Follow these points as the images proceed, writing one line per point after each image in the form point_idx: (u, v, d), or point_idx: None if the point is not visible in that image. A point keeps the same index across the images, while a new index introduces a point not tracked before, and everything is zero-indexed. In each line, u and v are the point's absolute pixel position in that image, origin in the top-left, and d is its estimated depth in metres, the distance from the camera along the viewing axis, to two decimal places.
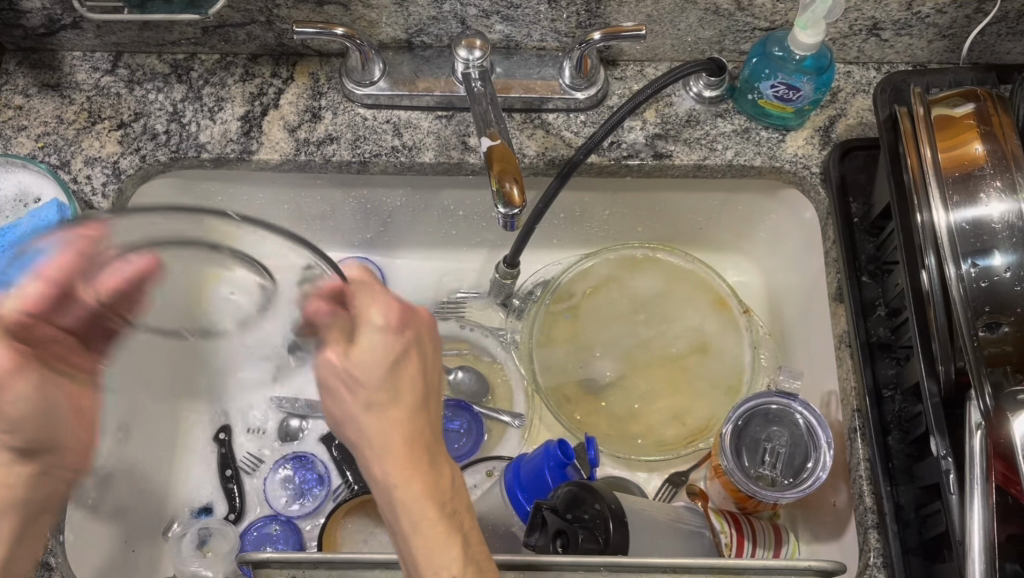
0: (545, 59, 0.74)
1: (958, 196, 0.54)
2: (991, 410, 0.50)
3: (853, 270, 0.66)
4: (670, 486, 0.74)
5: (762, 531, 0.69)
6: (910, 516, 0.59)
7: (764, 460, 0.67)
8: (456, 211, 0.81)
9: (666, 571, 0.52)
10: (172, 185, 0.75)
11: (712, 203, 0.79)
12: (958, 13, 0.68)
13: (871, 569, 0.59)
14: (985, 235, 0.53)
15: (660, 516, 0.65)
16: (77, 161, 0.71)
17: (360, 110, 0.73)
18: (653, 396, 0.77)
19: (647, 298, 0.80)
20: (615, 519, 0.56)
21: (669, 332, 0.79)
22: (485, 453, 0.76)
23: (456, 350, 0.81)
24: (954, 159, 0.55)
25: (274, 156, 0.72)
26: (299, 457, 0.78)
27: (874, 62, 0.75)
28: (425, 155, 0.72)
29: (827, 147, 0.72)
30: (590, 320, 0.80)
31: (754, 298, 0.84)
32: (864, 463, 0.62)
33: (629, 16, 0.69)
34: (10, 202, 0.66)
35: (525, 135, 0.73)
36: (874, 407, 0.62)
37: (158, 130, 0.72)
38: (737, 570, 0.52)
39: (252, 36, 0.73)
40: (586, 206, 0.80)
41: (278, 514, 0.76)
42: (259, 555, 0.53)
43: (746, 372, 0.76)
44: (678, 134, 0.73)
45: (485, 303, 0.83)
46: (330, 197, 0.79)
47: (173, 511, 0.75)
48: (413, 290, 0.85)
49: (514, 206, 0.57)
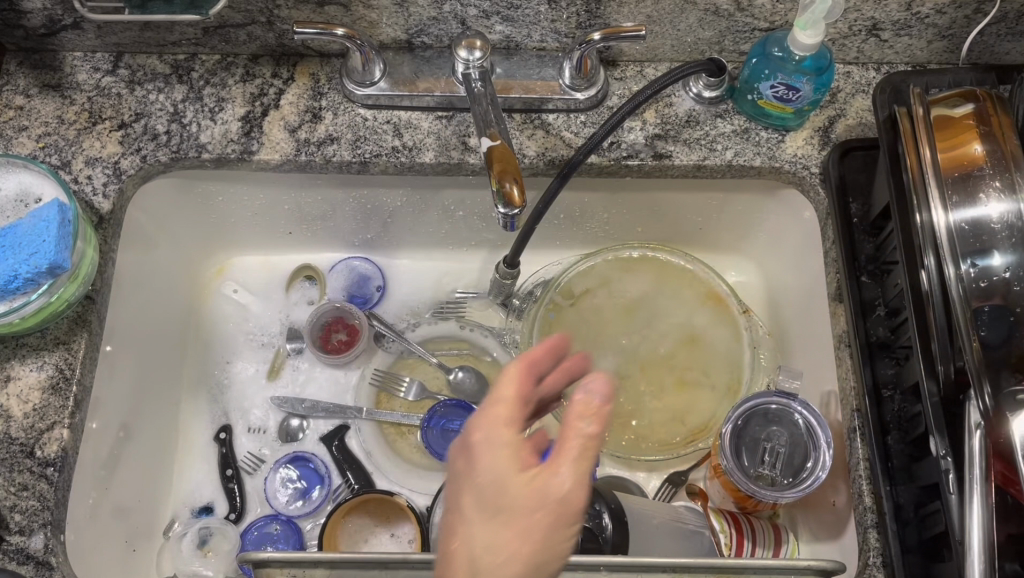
0: (546, 59, 0.74)
1: (958, 196, 0.54)
2: (991, 410, 0.50)
3: (853, 270, 0.67)
4: (670, 486, 0.75)
5: (762, 532, 0.69)
6: (909, 516, 0.59)
7: (764, 460, 0.67)
8: (457, 211, 0.82)
9: (667, 571, 0.51)
10: (173, 185, 0.75)
11: (712, 203, 0.80)
12: (958, 13, 0.68)
13: (871, 568, 0.59)
14: (985, 236, 0.52)
15: (661, 516, 0.67)
16: (78, 161, 0.71)
17: (361, 111, 0.74)
18: (654, 396, 0.77)
19: (637, 303, 0.80)
20: (615, 518, 0.55)
21: (657, 330, 0.79)
22: None
23: (456, 350, 0.84)
24: (954, 159, 0.55)
25: (274, 156, 0.72)
26: (300, 457, 0.79)
27: (874, 62, 0.76)
28: (425, 155, 0.72)
29: (827, 147, 0.72)
30: (580, 327, 0.79)
31: (753, 297, 0.85)
32: (863, 463, 0.62)
33: (629, 17, 0.70)
34: (10, 202, 0.65)
35: (525, 135, 0.73)
36: (874, 407, 0.62)
37: (158, 130, 0.73)
38: (738, 570, 0.52)
39: (252, 36, 0.74)
40: (585, 206, 0.81)
41: (278, 513, 0.76)
42: (259, 555, 0.52)
43: (746, 371, 0.76)
44: (678, 134, 0.73)
45: (484, 303, 0.85)
46: (331, 198, 0.80)
47: (174, 511, 0.76)
48: (414, 290, 0.87)
49: (514, 206, 0.57)
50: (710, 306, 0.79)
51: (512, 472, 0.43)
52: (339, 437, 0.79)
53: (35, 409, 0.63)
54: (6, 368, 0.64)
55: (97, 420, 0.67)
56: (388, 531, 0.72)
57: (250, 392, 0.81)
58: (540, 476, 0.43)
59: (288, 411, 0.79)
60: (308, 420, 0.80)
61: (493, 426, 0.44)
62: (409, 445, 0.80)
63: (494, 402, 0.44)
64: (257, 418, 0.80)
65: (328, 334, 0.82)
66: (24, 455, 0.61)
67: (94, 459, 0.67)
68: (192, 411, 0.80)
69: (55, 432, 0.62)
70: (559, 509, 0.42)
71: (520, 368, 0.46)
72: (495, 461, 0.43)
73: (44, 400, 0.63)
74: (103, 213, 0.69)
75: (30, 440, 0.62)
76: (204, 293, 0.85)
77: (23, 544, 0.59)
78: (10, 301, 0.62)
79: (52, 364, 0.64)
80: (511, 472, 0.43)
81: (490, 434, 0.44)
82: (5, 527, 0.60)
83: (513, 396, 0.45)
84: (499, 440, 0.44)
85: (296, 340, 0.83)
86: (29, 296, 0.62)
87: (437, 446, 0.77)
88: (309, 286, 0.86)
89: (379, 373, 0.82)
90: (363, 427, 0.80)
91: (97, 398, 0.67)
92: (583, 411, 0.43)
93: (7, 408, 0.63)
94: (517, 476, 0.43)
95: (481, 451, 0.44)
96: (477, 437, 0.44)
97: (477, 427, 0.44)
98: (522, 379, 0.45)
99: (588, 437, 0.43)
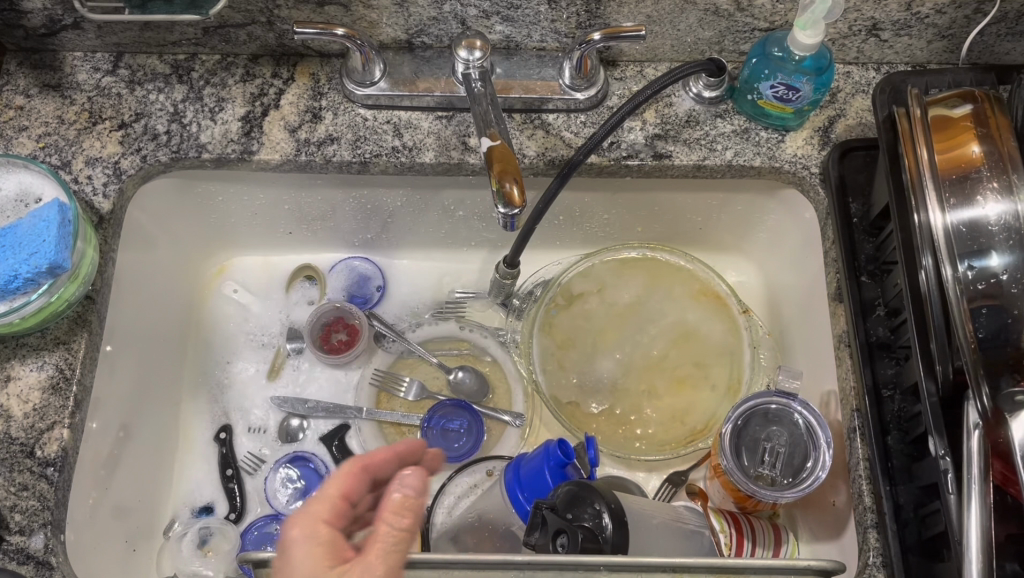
0: (546, 59, 0.75)
1: (955, 198, 0.53)
2: (989, 411, 0.50)
3: (853, 270, 0.67)
4: (670, 486, 0.75)
5: (762, 532, 0.69)
6: (909, 516, 0.59)
7: (764, 460, 0.67)
8: (457, 211, 0.82)
9: (667, 572, 0.49)
10: (173, 185, 0.75)
11: (711, 203, 0.80)
12: (958, 13, 0.68)
13: (871, 568, 0.59)
14: (982, 238, 0.52)
15: (661, 516, 0.65)
16: (78, 161, 0.71)
17: (361, 111, 0.74)
18: (654, 395, 0.77)
19: (636, 305, 0.80)
20: (615, 519, 0.54)
21: (656, 331, 0.79)
22: (486, 451, 0.79)
23: (457, 350, 0.84)
24: (952, 160, 0.54)
25: (274, 156, 0.72)
26: (301, 458, 0.79)
27: (874, 62, 0.76)
28: (425, 155, 0.72)
29: (827, 147, 0.72)
30: (579, 329, 0.79)
31: (753, 297, 0.86)
32: (863, 463, 0.62)
33: (629, 17, 0.70)
34: (10, 202, 0.65)
35: (525, 135, 0.73)
36: (874, 406, 0.62)
37: (159, 130, 0.73)
38: (737, 571, 0.50)
39: (253, 36, 0.74)
40: (585, 206, 0.81)
41: (278, 513, 0.76)
42: (259, 554, 0.50)
43: (746, 371, 0.76)
44: (678, 135, 0.73)
45: (485, 303, 0.85)
46: (331, 198, 0.80)
47: (174, 511, 0.76)
48: (414, 291, 0.87)
49: (514, 206, 0.57)
50: (708, 305, 0.79)
51: (323, 566, 0.47)
52: (339, 437, 0.79)
53: (35, 409, 0.63)
54: (6, 368, 0.64)
55: (97, 420, 0.67)
56: None
57: (251, 392, 0.81)
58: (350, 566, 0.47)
59: (288, 411, 0.79)
60: (309, 420, 0.80)
61: (309, 522, 0.50)
62: None
63: (318, 501, 0.51)
64: (257, 418, 0.80)
65: (328, 334, 0.82)
66: (24, 455, 0.61)
67: (95, 460, 0.67)
68: (193, 413, 0.80)
69: (55, 431, 0.62)
70: None
71: (346, 472, 0.53)
72: (310, 555, 0.48)
73: (44, 400, 0.63)
74: (103, 213, 0.69)
75: (30, 440, 0.62)
76: (204, 293, 0.85)
77: (23, 544, 0.59)
78: (10, 301, 0.62)
79: (52, 364, 0.64)
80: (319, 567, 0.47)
81: (308, 532, 0.49)
82: (5, 526, 0.60)
83: (337, 496, 0.51)
84: (313, 537, 0.49)
85: (296, 340, 0.83)
86: (29, 296, 0.62)
87: (437, 446, 0.78)
88: (309, 286, 0.86)
89: (379, 373, 0.81)
90: (362, 427, 0.80)
91: (98, 398, 0.67)
92: (395, 502, 0.48)
93: (7, 408, 0.63)
94: (327, 570, 0.47)
95: (298, 546, 0.48)
96: (295, 533, 0.49)
97: (298, 524, 0.50)
98: (349, 480, 0.53)
99: (398, 529, 0.47)
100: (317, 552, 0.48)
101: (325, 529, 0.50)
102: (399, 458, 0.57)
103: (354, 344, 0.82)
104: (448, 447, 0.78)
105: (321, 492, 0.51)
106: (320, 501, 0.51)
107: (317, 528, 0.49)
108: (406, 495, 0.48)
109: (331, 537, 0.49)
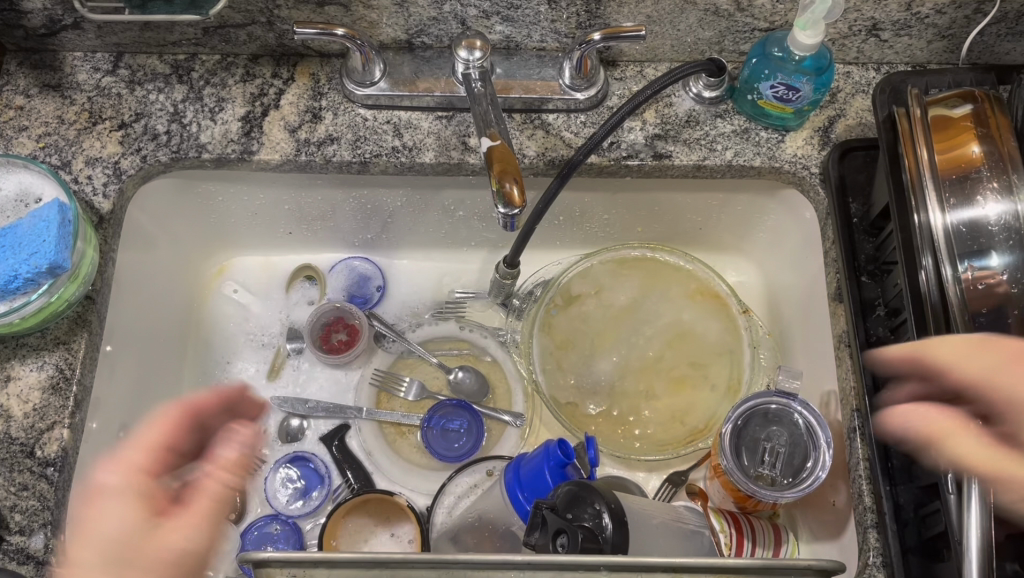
0: (546, 59, 0.75)
1: (955, 198, 0.54)
2: None
3: (853, 270, 0.67)
4: (670, 486, 0.76)
5: (761, 532, 0.69)
6: (909, 516, 0.59)
7: (764, 460, 0.67)
8: (457, 211, 0.82)
9: (667, 571, 0.49)
10: (172, 185, 0.75)
11: (712, 203, 0.80)
12: (958, 13, 0.68)
13: (871, 568, 0.59)
14: (982, 238, 0.53)
15: (662, 516, 0.65)
16: (78, 161, 0.71)
17: (361, 111, 0.74)
18: (654, 395, 0.77)
19: (636, 305, 0.80)
20: (615, 519, 0.54)
21: (655, 331, 0.78)
22: (486, 452, 0.79)
23: (457, 350, 0.84)
24: (952, 160, 0.55)
25: (274, 156, 0.72)
26: (301, 458, 0.79)
27: (874, 62, 0.76)
28: (425, 155, 0.72)
29: (827, 147, 0.72)
30: (578, 329, 0.79)
31: (753, 297, 0.86)
32: (863, 463, 0.62)
33: (629, 17, 0.70)
34: (10, 203, 0.65)
35: (525, 135, 0.73)
36: (874, 407, 0.62)
37: (159, 130, 0.73)
38: (737, 571, 0.49)
39: (253, 37, 0.74)
40: (585, 206, 0.81)
41: (278, 514, 0.76)
42: (257, 554, 0.49)
43: (746, 371, 0.76)
44: (678, 135, 0.73)
45: (485, 303, 0.85)
46: (331, 198, 0.80)
47: None
48: (414, 291, 0.87)
49: (515, 206, 0.57)
50: (705, 304, 0.79)
51: (144, 518, 0.49)
52: (339, 437, 0.79)
53: (35, 409, 0.63)
54: (6, 368, 0.64)
55: (97, 420, 0.67)
56: (387, 531, 0.72)
57: (251, 393, 0.81)
58: (162, 520, 0.49)
59: (288, 411, 0.79)
60: (309, 421, 0.80)
61: (127, 492, 0.50)
62: (409, 444, 0.80)
63: (135, 449, 0.52)
64: None
65: (328, 334, 0.82)
66: (24, 455, 0.61)
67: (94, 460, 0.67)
68: None
69: (55, 432, 0.62)
70: (175, 560, 0.48)
71: (169, 411, 0.54)
72: (129, 510, 0.49)
73: (44, 400, 0.63)
74: (103, 213, 0.69)
75: (30, 440, 0.62)
76: (204, 293, 0.85)
77: (23, 544, 0.59)
78: (10, 301, 0.62)
79: (52, 364, 0.64)
80: (132, 520, 0.49)
81: (125, 482, 0.50)
82: (5, 527, 0.60)
83: (158, 443, 0.53)
84: (125, 497, 0.49)
85: (296, 340, 0.83)
86: (29, 296, 0.62)
87: (437, 446, 0.78)
88: (308, 286, 0.86)
89: (380, 373, 0.81)
90: (362, 427, 0.80)
91: (97, 398, 0.68)
92: (229, 457, 0.53)
93: (7, 408, 0.63)
94: (146, 520, 0.49)
95: (113, 500, 0.49)
96: (110, 480, 0.50)
97: (107, 488, 0.50)
98: (167, 427, 0.54)
99: (224, 486, 0.51)
100: (140, 493, 0.50)
101: (129, 485, 0.50)
102: (225, 402, 0.58)
103: (354, 344, 0.82)
104: (448, 447, 0.78)
105: (148, 435, 0.53)
106: (139, 438, 0.53)
107: (128, 486, 0.50)
108: (240, 452, 0.54)
109: (157, 491, 0.51)
